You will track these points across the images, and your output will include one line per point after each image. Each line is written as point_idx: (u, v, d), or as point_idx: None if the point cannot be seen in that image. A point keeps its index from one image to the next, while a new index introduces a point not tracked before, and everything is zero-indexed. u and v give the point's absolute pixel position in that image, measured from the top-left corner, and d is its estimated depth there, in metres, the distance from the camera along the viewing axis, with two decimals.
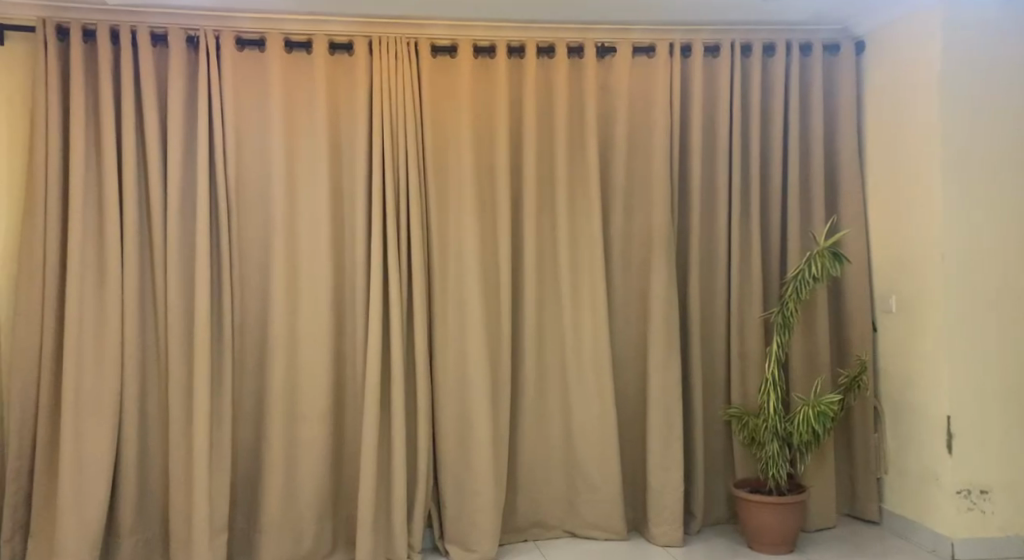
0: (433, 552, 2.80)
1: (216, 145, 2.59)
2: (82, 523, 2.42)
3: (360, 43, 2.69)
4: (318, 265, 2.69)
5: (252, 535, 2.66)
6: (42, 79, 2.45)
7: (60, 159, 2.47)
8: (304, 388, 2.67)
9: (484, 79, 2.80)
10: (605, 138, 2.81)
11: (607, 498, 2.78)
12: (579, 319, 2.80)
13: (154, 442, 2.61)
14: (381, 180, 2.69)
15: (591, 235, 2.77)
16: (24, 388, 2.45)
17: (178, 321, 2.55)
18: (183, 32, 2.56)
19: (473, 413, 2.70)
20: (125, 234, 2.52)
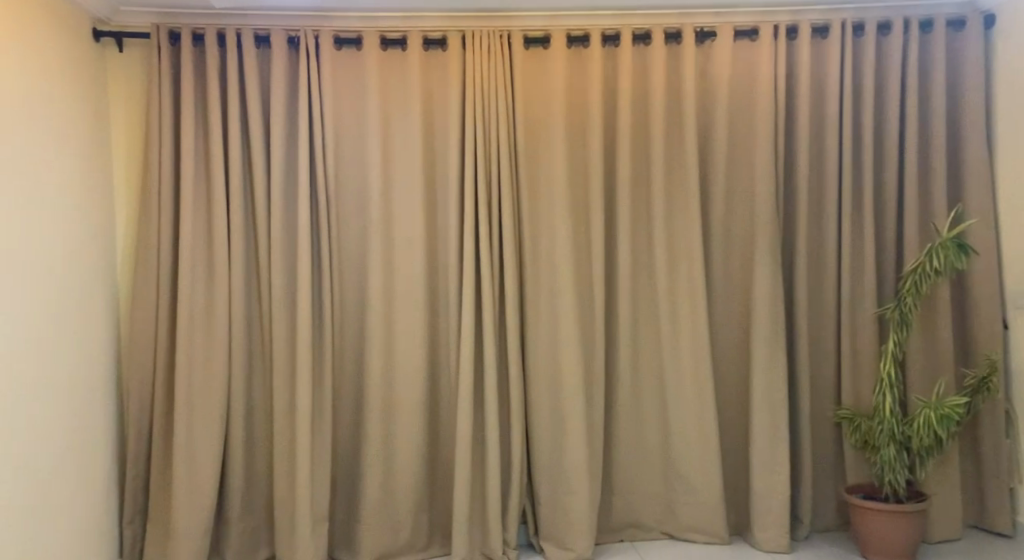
0: (529, 549, 2.78)
1: (316, 144, 2.64)
2: (194, 509, 2.52)
3: (454, 37, 2.68)
4: (412, 260, 2.71)
5: (352, 526, 2.71)
6: (156, 83, 2.56)
7: (172, 160, 2.58)
8: (400, 382, 2.70)
9: (578, 70, 2.74)
10: (704, 127, 2.71)
11: (708, 500, 2.69)
12: (677, 315, 2.71)
13: (259, 433, 2.69)
14: (474, 175, 2.68)
15: (689, 228, 2.68)
16: (141, 379, 2.57)
17: (281, 316, 2.63)
18: (284, 33, 2.62)
19: (568, 410, 2.66)
20: (232, 232, 2.60)
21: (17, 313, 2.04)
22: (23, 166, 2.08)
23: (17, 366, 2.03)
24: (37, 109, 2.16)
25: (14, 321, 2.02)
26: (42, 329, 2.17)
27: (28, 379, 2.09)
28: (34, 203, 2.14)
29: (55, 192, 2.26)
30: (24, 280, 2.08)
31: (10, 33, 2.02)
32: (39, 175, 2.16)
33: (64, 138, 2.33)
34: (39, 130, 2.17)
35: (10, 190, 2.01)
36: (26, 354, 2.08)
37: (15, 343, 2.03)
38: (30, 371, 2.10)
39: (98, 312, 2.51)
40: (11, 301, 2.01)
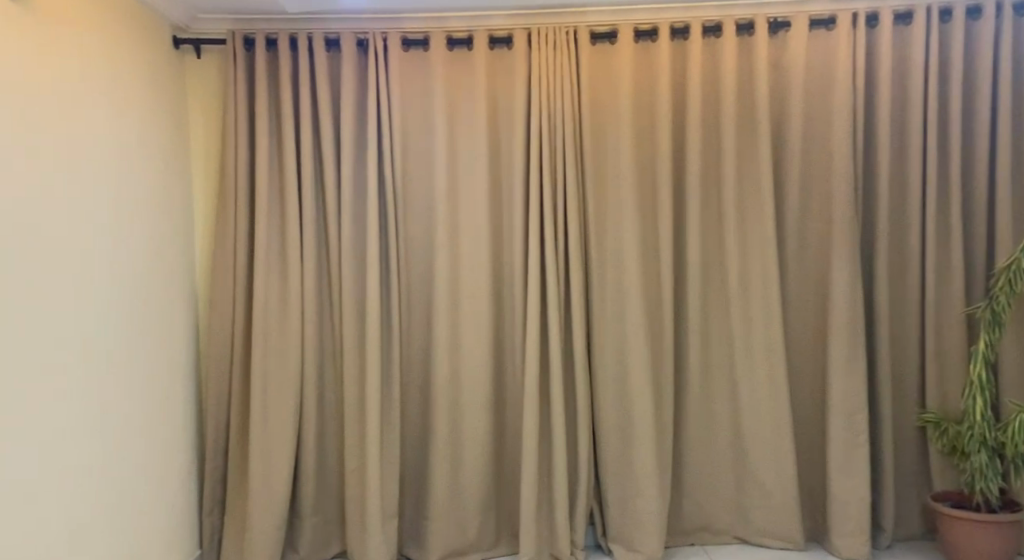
0: (597, 550, 2.76)
1: (384, 144, 2.68)
2: (269, 502, 2.58)
3: (520, 35, 2.67)
4: (477, 258, 2.72)
5: (421, 523, 2.73)
6: (232, 88, 2.63)
7: (247, 162, 2.65)
8: (466, 381, 2.72)
9: (646, 65, 2.69)
10: (777, 120, 2.63)
11: (782, 504, 2.61)
12: (749, 314, 2.64)
13: (330, 429, 2.74)
14: (540, 172, 2.67)
15: (762, 225, 2.61)
16: (219, 374, 2.66)
17: (352, 314, 2.68)
18: (354, 35, 2.66)
19: (636, 410, 2.62)
20: (303, 232, 2.66)
21: (101, 322, 2.14)
22: (106, 181, 2.18)
23: (100, 372, 2.13)
24: (120, 126, 2.26)
25: (97, 330, 2.12)
26: (124, 335, 2.26)
27: (111, 384, 2.18)
28: (116, 216, 2.24)
29: (137, 204, 2.36)
30: (107, 290, 2.18)
31: (92, 55, 2.12)
32: (121, 190, 2.26)
33: (146, 151, 2.43)
34: (120, 146, 2.27)
35: (94, 205, 2.11)
36: (109, 361, 2.18)
37: (99, 351, 2.13)
38: (114, 377, 2.20)
39: (177, 310, 2.61)
40: (95, 311, 2.11)
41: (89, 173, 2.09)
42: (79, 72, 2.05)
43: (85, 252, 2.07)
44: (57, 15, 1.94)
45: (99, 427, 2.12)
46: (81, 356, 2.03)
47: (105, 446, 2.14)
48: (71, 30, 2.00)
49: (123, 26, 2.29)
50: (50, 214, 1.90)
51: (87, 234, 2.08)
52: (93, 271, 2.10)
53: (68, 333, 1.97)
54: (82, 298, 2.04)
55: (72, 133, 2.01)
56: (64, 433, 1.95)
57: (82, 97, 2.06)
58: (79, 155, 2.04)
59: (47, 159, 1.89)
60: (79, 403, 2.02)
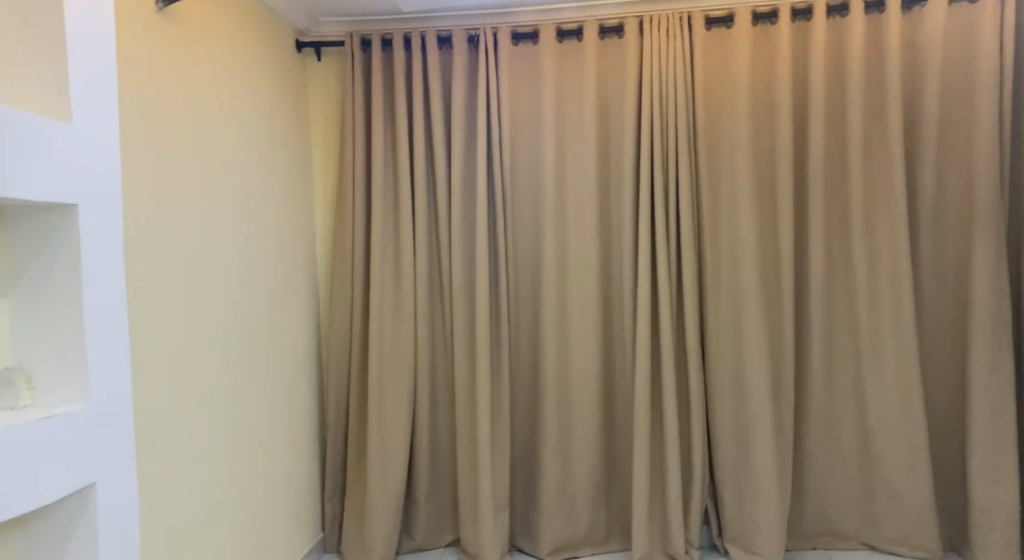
0: (712, 550, 2.68)
1: (494, 138, 2.70)
2: (387, 489, 2.66)
3: (631, 24, 2.63)
4: (586, 251, 2.69)
5: (532, 515, 2.75)
6: (350, 88, 2.73)
7: (364, 160, 2.74)
8: (575, 374, 2.70)
9: (764, 49, 2.59)
10: (910, 102, 2.48)
11: (916, 510, 2.47)
12: (878, 308, 2.50)
13: (442, 419, 2.80)
14: (651, 162, 2.62)
15: (892, 214, 2.46)
16: (338, 364, 2.76)
17: (462, 307, 2.72)
18: (465, 31, 2.69)
19: (754, 407, 2.53)
20: (416, 226, 2.72)
21: (228, 325, 2.26)
22: (233, 192, 2.30)
23: (228, 374, 2.25)
24: (251, 139, 2.42)
25: (226, 334, 2.25)
26: (256, 334, 2.42)
27: (244, 379, 2.34)
28: (243, 224, 2.36)
29: (263, 211, 2.48)
30: (235, 295, 2.30)
31: (219, 74, 2.24)
32: (248, 200, 2.39)
33: (271, 160, 2.55)
34: (253, 158, 2.43)
35: (220, 215, 2.23)
36: (236, 362, 2.30)
37: (226, 352, 2.25)
38: (240, 377, 2.32)
39: (301, 306, 2.74)
40: (225, 315, 2.25)
41: (216, 185, 2.21)
42: (206, 91, 2.17)
43: (212, 259, 2.18)
44: (183, 38, 2.06)
45: (229, 425, 2.24)
46: (209, 358, 2.15)
47: (234, 443, 2.27)
48: (196, 51, 2.12)
49: (250, 43, 2.41)
50: (178, 225, 2.02)
51: (214, 242, 2.20)
52: (221, 277, 2.22)
53: (195, 337, 2.09)
54: (208, 303, 2.16)
55: (200, 148, 2.13)
56: (195, 431, 2.07)
57: (209, 113, 2.18)
58: (206, 168, 2.16)
59: (173, 174, 2.01)
60: (208, 403, 2.14)
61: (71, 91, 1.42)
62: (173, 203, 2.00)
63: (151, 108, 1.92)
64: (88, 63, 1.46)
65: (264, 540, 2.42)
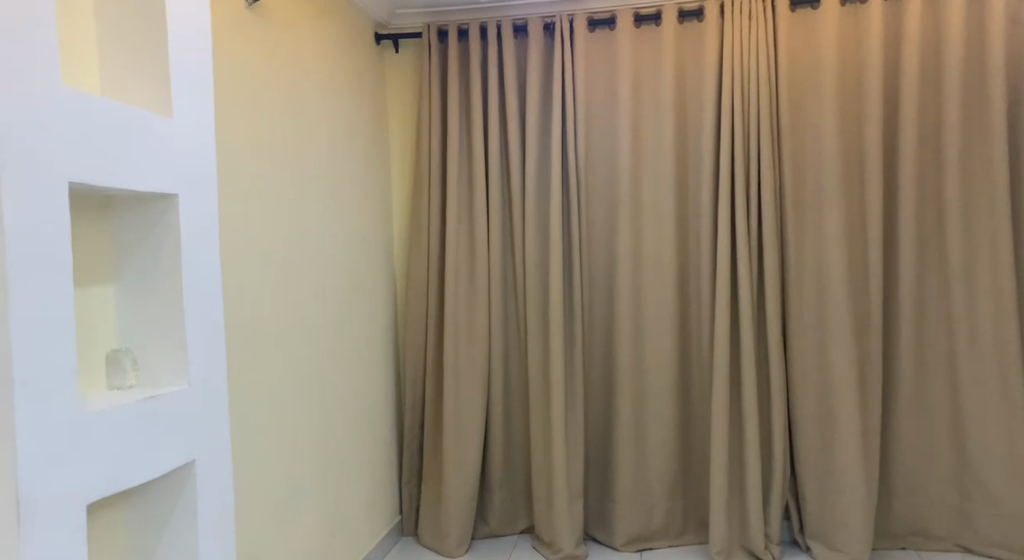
0: (792, 547, 2.62)
1: (569, 126, 2.68)
2: (462, 475, 2.69)
3: (712, 7, 2.57)
4: (663, 240, 2.66)
5: (606, 505, 2.74)
6: (427, 80, 2.76)
7: (440, 151, 2.77)
8: (651, 363, 2.67)
9: (852, 29, 2.50)
10: (1013, 82, 2.35)
11: (1016, 511, 2.35)
12: (975, 299, 2.39)
13: (516, 408, 2.82)
14: (731, 148, 2.56)
15: (993, 200, 2.34)
16: (415, 352, 2.82)
17: (537, 296, 2.72)
18: (541, 20, 2.68)
19: (839, 400, 2.45)
20: (491, 216, 2.74)
21: (312, 315, 2.33)
22: (314, 184, 2.35)
23: (312, 362, 2.32)
24: (335, 137, 2.48)
25: (311, 326, 2.32)
26: (338, 326, 2.49)
27: (328, 369, 2.41)
28: (324, 217, 2.41)
29: (343, 204, 2.54)
30: (320, 288, 2.37)
31: (301, 69, 2.28)
32: (332, 196, 2.46)
33: (351, 153, 2.60)
34: (336, 156, 2.50)
35: (306, 210, 2.30)
36: (321, 353, 2.37)
37: (309, 341, 2.31)
38: (323, 365, 2.39)
39: (379, 295, 2.80)
40: (311, 308, 2.32)
41: (300, 179, 2.27)
42: (288, 86, 2.21)
43: (295, 250, 2.24)
44: (268, 35, 2.10)
45: (314, 412, 2.32)
46: (294, 347, 2.22)
47: (318, 428, 2.34)
48: (280, 48, 2.16)
49: (330, 39, 2.46)
50: (264, 218, 2.08)
51: (298, 234, 2.25)
52: (307, 271, 2.30)
53: (283, 326, 2.17)
54: (293, 293, 2.22)
55: (288, 147, 2.20)
56: (284, 417, 2.15)
57: (292, 108, 2.22)
58: (294, 166, 2.24)
59: (260, 169, 2.06)
60: (294, 390, 2.21)
61: (171, 87, 1.48)
62: (261, 198, 2.07)
63: (240, 106, 1.97)
64: (185, 63, 1.52)
65: (345, 522, 2.49)
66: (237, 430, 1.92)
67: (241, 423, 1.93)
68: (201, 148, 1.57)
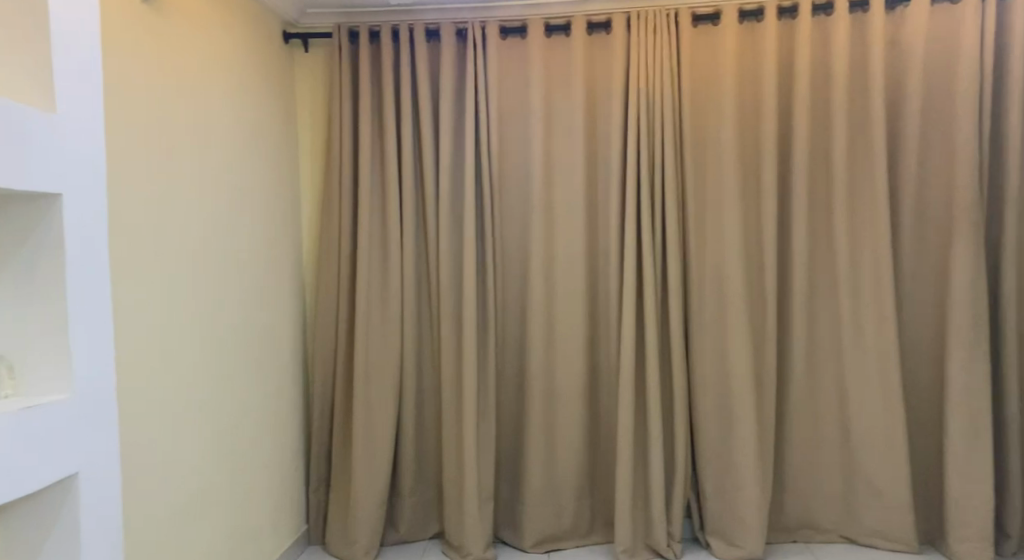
0: (693, 543, 2.71)
1: (482, 132, 2.70)
2: (371, 482, 2.67)
3: (619, 19, 2.64)
4: (573, 245, 2.71)
5: (516, 507, 2.76)
6: (337, 81, 2.72)
7: (350, 153, 2.74)
8: (562, 367, 2.72)
9: (750, 46, 2.62)
10: (893, 101, 2.51)
11: (895, 504, 2.50)
12: (860, 303, 2.53)
13: (428, 412, 2.81)
14: (637, 157, 2.64)
15: (875, 211, 2.49)
16: (324, 357, 2.77)
17: (449, 300, 2.72)
18: (453, 25, 2.69)
19: (737, 401, 2.56)
20: (403, 219, 2.73)
21: (215, 319, 2.27)
22: (219, 184, 2.29)
23: (215, 367, 2.26)
24: (241, 137, 2.43)
25: (215, 329, 2.26)
26: (244, 330, 2.43)
27: (231, 374, 2.35)
28: (229, 218, 2.35)
29: (249, 204, 2.48)
30: (224, 292, 2.32)
31: (200, 66, 2.19)
32: (237, 197, 2.40)
33: (257, 154, 2.54)
34: (243, 156, 2.44)
35: (210, 211, 2.24)
36: (224, 357, 2.31)
37: (211, 347, 2.24)
38: (226, 370, 2.32)
39: (288, 299, 2.74)
40: (215, 312, 2.26)
41: (203, 180, 2.21)
42: (187, 83, 2.13)
43: (198, 251, 2.18)
44: (162, 31, 2.01)
45: (215, 418, 2.25)
46: (195, 350, 2.15)
47: (219, 435, 2.27)
48: (175, 45, 2.07)
49: (236, 36, 2.40)
50: (160, 222, 2.00)
51: (198, 237, 2.18)
52: (210, 273, 2.24)
53: (184, 330, 2.10)
54: (195, 296, 2.16)
55: (191, 146, 2.14)
56: (183, 424, 2.08)
57: (195, 106, 2.17)
58: (198, 166, 2.18)
59: (159, 166, 2.00)
60: (194, 396, 2.14)
61: (55, 83, 1.41)
62: (160, 198, 2.00)
63: (131, 107, 1.88)
64: (73, 56, 1.45)
65: (246, 533, 2.41)
66: (126, 438, 1.84)
67: (129, 435, 1.85)
68: (91, 145, 1.50)
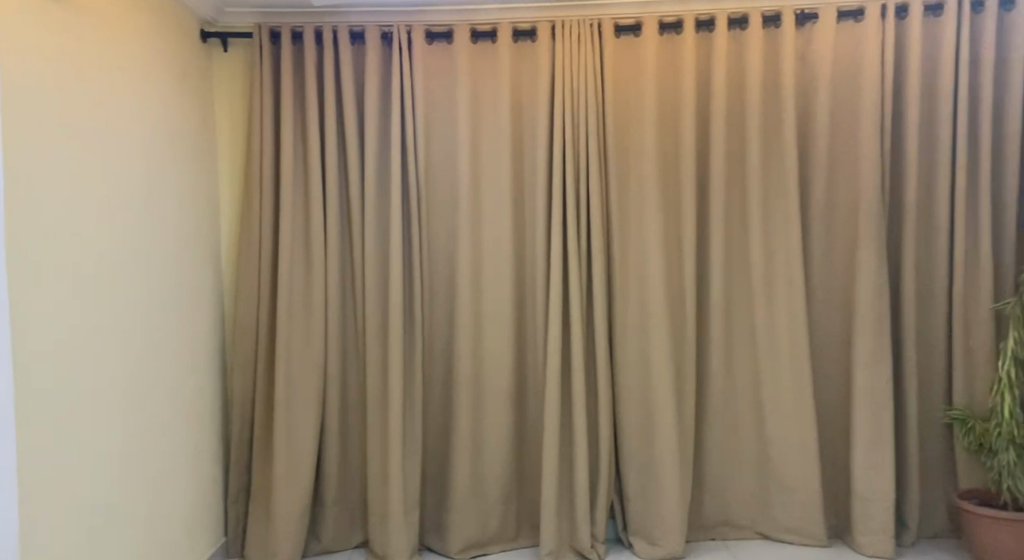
0: (617, 544, 2.76)
1: (408, 136, 2.69)
2: (293, 492, 2.61)
3: (544, 28, 2.67)
4: (500, 251, 2.72)
5: (443, 514, 2.75)
6: (258, 81, 2.66)
7: (272, 156, 2.68)
8: (488, 372, 2.73)
9: (670, 57, 2.69)
10: (804, 114, 2.62)
11: (806, 500, 2.60)
12: (773, 307, 2.63)
13: (353, 419, 2.77)
14: (562, 163, 2.67)
15: (787, 219, 2.59)
16: (244, 364, 2.69)
17: (374, 306, 2.69)
18: (378, 28, 2.67)
19: (658, 403, 2.62)
20: (327, 223, 2.68)
21: (127, 319, 2.16)
22: (130, 178, 2.19)
23: (126, 368, 2.15)
24: (153, 130, 2.32)
25: (127, 330, 2.15)
26: (156, 331, 2.32)
27: (143, 377, 2.24)
28: (141, 214, 2.25)
29: (161, 200, 2.37)
30: (136, 291, 2.21)
31: (110, 55, 2.08)
32: (150, 192, 2.30)
33: (171, 158, 2.44)
34: (155, 150, 2.33)
35: (121, 206, 2.14)
36: (136, 359, 2.20)
37: (122, 349, 2.13)
38: (138, 372, 2.21)
39: (204, 303, 2.65)
40: (127, 311, 2.16)
41: (114, 173, 2.10)
42: (97, 71, 2.02)
43: (110, 247, 2.07)
44: (69, 29, 1.90)
45: (127, 423, 2.14)
46: (106, 352, 2.05)
47: (131, 440, 2.16)
48: (83, 43, 1.96)
49: (147, 25, 2.29)
50: (71, 231, 1.89)
51: (109, 234, 2.07)
52: (122, 271, 2.13)
53: (95, 331, 1.99)
54: (106, 295, 2.05)
55: (101, 137, 2.04)
56: (93, 429, 1.97)
57: (106, 95, 2.06)
58: (109, 158, 2.08)
59: (69, 156, 1.89)
60: (105, 399, 2.03)
61: None
62: (70, 189, 1.89)
63: (40, 94, 1.78)
64: None
65: (158, 544, 2.30)
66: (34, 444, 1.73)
67: (37, 445, 1.74)
68: None
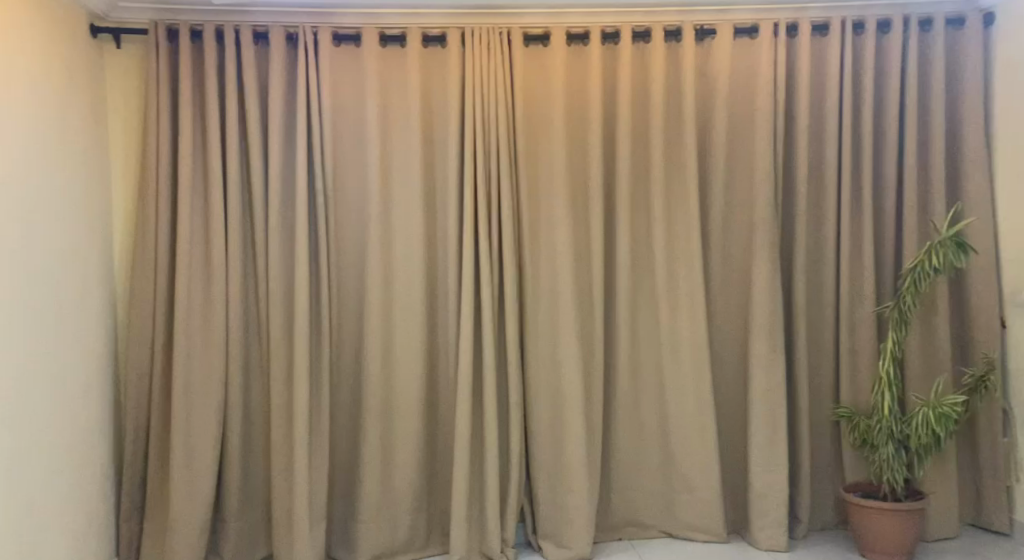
0: (527, 547, 2.78)
1: (314, 139, 2.63)
2: (192, 507, 2.51)
3: (453, 34, 2.68)
4: (409, 256, 2.70)
5: (351, 525, 2.70)
6: (153, 79, 2.55)
7: (169, 157, 2.58)
8: (399, 380, 2.70)
9: (578, 67, 2.75)
10: (704, 125, 2.72)
11: (706, 498, 2.70)
12: (676, 312, 2.72)
13: (257, 429, 2.69)
14: (472, 169, 2.67)
15: (688, 226, 2.69)
16: (139, 375, 2.57)
17: (279, 313, 2.62)
18: (283, 29, 2.62)
19: (567, 408, 2.66)
20: (229, 228, 2.60)
21: (14, 324, 1.99)
22: (15, 171, 2.02)
23: (13, 377, 1.98)
24: (38, 121, 2.15)
25: (13, 336, 1.98)
26: (43, 338, 2.16)
27: (30, 387, 2.07)
28: (27, 211, 2.08)
29: (48, 197, 2.20)
30: (22, 293, 2.04)
31: None
32: (35, 188, 2.13)
33: (53, 157, 2.25)
34: (41, 142, 2.16)
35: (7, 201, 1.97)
36: (24, 367, 2.03)
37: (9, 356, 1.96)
38: (26, 382, 2.05)
39: (95, 310, 2.50)
40: (13, 315, 1.99)
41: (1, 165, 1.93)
42: None
43: None
44: None
45: (14, 437, 1.97)
46: None
47: (18, 455, 1.99)
48: None
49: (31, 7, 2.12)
50: None
51: None
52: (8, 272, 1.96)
53: None
54: None
55: None
56: None
57: None
58: None
59: None
60: None
61: None
62: None
63: None
64: None
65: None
66: None
67: None
68: None
